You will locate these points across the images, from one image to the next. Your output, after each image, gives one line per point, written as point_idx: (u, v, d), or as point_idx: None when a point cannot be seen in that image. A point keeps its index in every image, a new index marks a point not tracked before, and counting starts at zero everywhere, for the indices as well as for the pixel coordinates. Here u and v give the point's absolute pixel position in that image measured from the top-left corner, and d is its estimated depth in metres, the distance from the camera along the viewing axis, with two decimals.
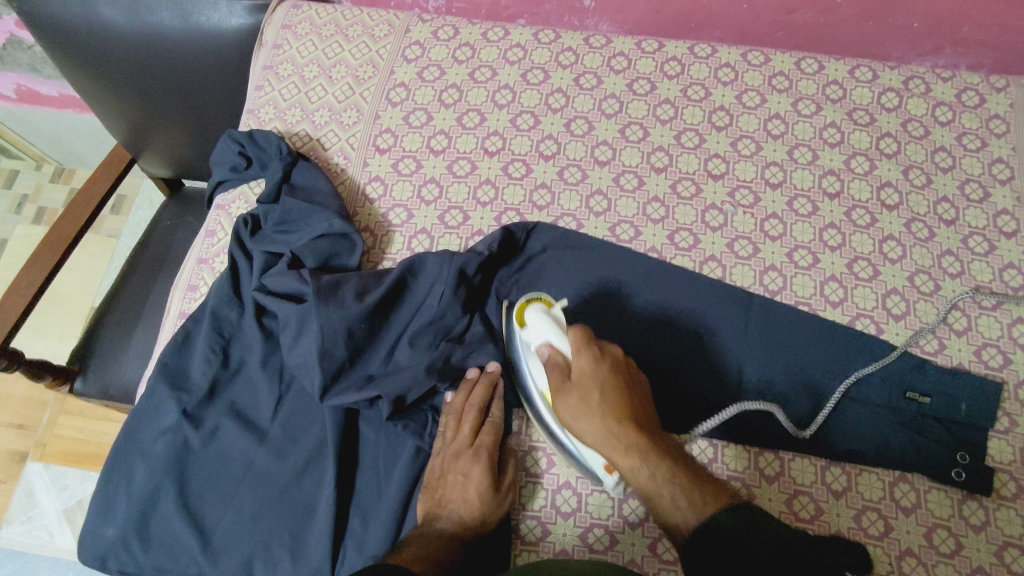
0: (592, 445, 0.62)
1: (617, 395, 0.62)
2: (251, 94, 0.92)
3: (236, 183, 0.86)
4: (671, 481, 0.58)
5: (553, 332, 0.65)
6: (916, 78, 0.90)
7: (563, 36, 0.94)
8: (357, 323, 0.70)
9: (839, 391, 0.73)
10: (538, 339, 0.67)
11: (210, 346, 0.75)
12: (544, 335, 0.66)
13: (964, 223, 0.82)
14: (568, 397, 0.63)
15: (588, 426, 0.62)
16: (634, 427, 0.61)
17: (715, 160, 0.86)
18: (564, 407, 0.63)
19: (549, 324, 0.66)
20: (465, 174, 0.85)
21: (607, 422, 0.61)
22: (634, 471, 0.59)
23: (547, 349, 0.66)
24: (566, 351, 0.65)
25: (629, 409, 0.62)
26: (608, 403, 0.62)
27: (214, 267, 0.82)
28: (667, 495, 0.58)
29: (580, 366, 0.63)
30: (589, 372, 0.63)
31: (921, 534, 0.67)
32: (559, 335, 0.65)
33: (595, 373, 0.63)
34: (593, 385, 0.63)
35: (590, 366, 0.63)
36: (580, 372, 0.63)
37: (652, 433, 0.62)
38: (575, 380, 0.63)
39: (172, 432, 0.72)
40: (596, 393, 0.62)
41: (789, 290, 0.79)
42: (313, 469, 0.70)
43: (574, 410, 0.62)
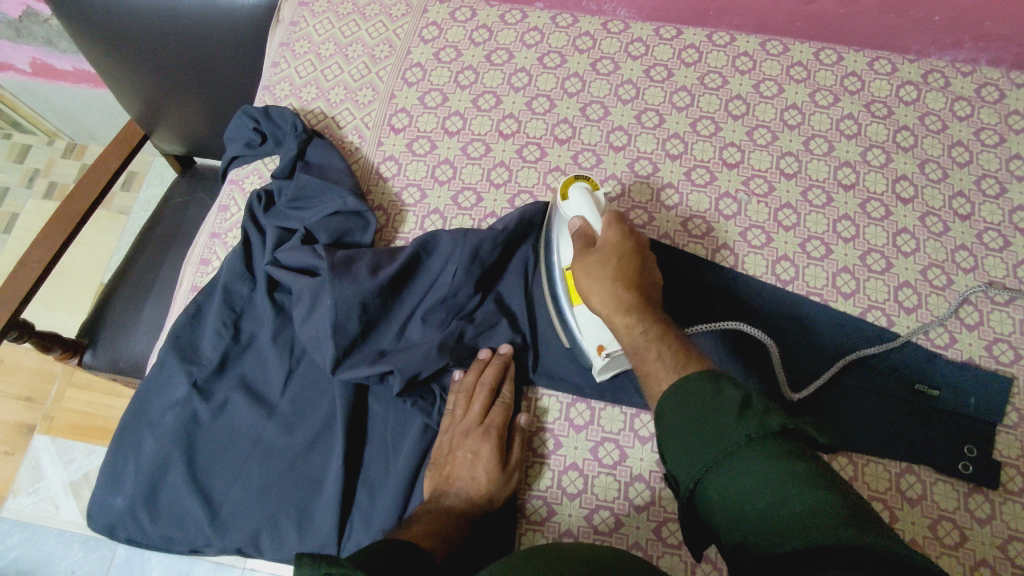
0: (594, 307, 0.63)
1: (633, 267, 0.63)
2: (267, 70, 0.92)
3: (251, 159, 0.86)
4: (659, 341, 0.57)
5: (588, 208, 0.67)
6: (935, 72, 0.89)
7: (581, 21, 0.93)
8: (370, 298, 0.71)
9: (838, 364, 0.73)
10: (573, 213, 0.68)
11: (222, 319, 0.75)
12: (580, 210, 0.67)
13: (979, 218, 0.81)
14: (588, 257, 0.64)
15: (598, 283, 0.62)
16: (640, 295, 0.62)
17: (730, 148, 0.85)
18: (581, 264, 0.64)
19: (586, 202, 0.67)
20: (479, 156, 0.85)
21: (616, 283, 0.62)
22: (631, 326, 0.60)
23: (579, 222, 0.67)
24: (597, 227, 0.66)
25: (640, 283, 0.63)
26: (623, 270, 0.63)
27: (227, 242, 0.82)
28: (655, 355, 0.57)
29: (609, 235, 0.65)
30: (614, 242, 0.64)
31: (926, 526, 0.67)
32: (594, 213, 0.67)
33: (620, 244, 0.64)
34: (613, 254, 0.64)
35: (618, 238, 0.64)
36: (606, 241, 0.65)
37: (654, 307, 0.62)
38: (599, 247, 0.64)
39: (182, 404, 0.73)
40: (616, 258, 0.63)
41: (800, 280, 0.79)
42: (321, 445, 0.71)
43: (589, 267, 0.63)
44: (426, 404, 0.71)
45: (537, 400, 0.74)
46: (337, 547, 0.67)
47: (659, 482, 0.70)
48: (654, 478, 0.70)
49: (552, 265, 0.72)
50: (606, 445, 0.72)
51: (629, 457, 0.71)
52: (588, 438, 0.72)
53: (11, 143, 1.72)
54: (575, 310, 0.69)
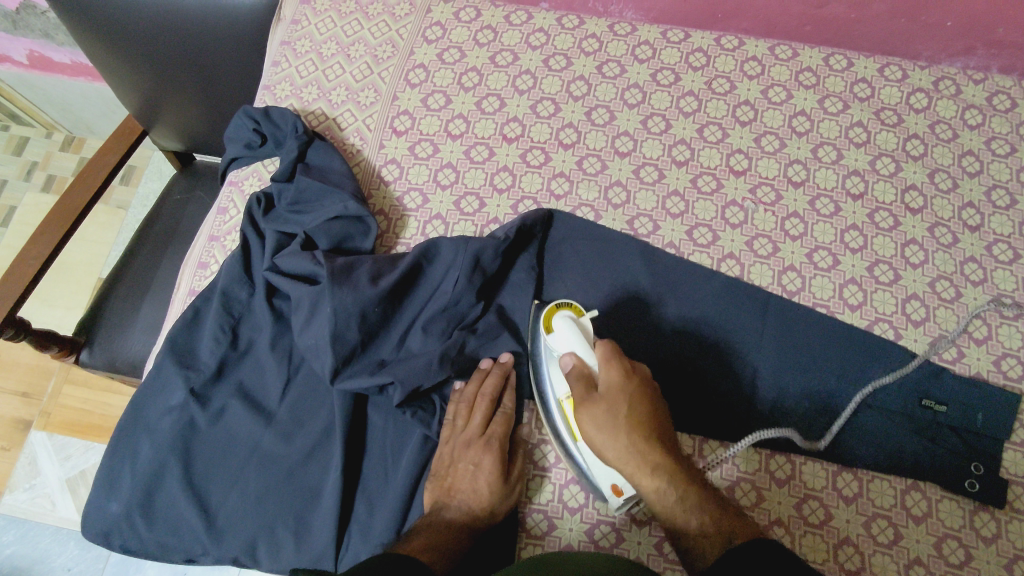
0: (610, 461, 0.60)
1: (643, 413, 0.60)
2: (268, 69, 0.90)
3: (250, 160, 0.84)
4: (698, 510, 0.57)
5: (580, 343, 0.63)
6: (946, 79, 0.88)
7: (588, 22, 0.92)
8: (370, 307, 0.69)
9: (855, 401, 0.72)
10: (564, 348, 0.65)
11: (220, 324, 0.74)
12: (571, 344, 0.64)
13: (989, 230, 0.80)
14: (592, 408, 0.61)
15: (611, 439, 0.59)
16: (660, 449, 0.59)
17: (738, 155, 0.84)
18: (588, 418, 0.61)
19: (577, 335, 0.64)
20: (482, 160, 0.83)
21: (630, 437, 0.59)
22: (660, 493, 0.58)
23: (572, 360, 0.64)
24: (594, 365, 0.63)
25: (656, 430, 0.60)
26: (635, 419, 0.60)
27: (225, 245, 0.81)
28: (695, 524, 0.57)
29: (609, 380, 0.62)
30: (617, 386, 0.61)
31: (931, 544, 0.67)
32: (586, 347, 0.63)
33: (623, 386, 0.61)
34: (621, 398, 0.61)
35: (620, 380, 0.61)
36: (608, 386, 0.61)
37: (676, 456, 0.60)
38: (602, 394, 0.61)
39: (179, 410, 0.72)
40: (623, 405, 0.60)
41: (807, 291, 0.78)
42: (320, 454, 0.70)
43: (597, 421, 0.60)
44: (427, 415, 0.70)
45: (539, 412, 0.73)
46: (334, 559, 0.66)
47: None
48: None
49: (546, 395, 0.68)
50: None
51: None
52: None
53: (9, 135, 1.71)
54: (582, 448, 0.65)
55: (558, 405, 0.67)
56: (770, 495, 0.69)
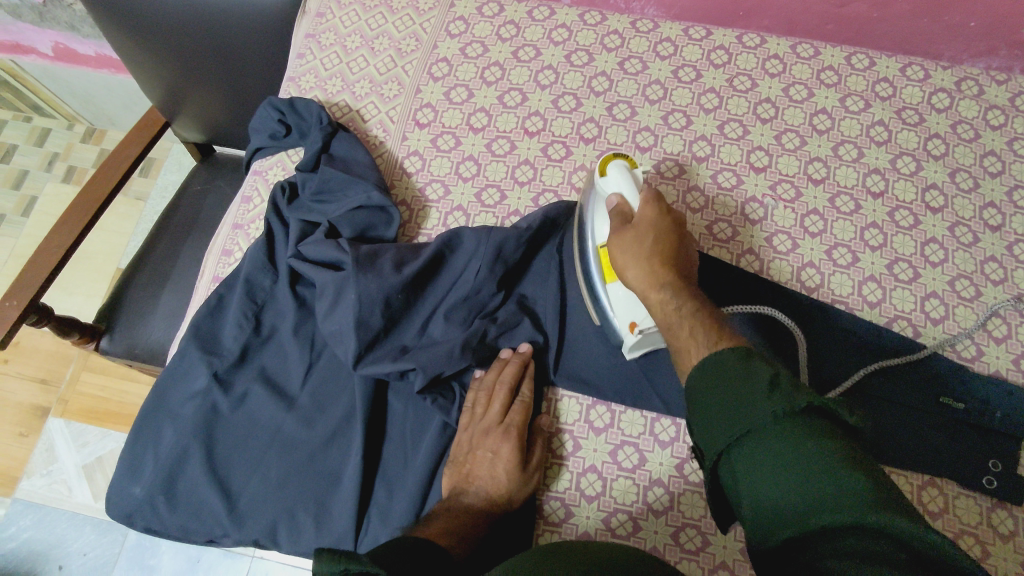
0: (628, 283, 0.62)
1: (669, 245, 0.61)
2: (293, 61, 0.92)
3: (275, 150, 0.86)
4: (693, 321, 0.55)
5: (626, 185, 0.65)
6: (969, 80, 0.88)
7: (610, 19, 0.92)
8: (394, 294, 0.70)
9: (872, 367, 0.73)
10: (612, 190, 0.67)
11: (243, 311, 0.75)
12: (620, 186, 0.66)
13: (1010, 230, 0.80)
14: (623, 233, 0.63)
15: (632, 260, 0.61)
16: (676, 273, 0.60)
17: (758, 152, 0.84)
18: (616, 243, 0.63)
19: (626, 178, 0.66)
20: (503, 153, 0.84)
21: (649, 259, 0.60)
22: (663, 302, 0.58)
23: (616, 199, 0.66)
24: (635, 204, 0.65)
25: (676, 261, 0.61)
26: (658, 247, 0.61)
27: (249, 234, 0.82)
28: (687, 332, 0.54)
29: (646, 212, 0.63)
30: (650, 219, 0.63)
31: (948, 539, 0.67)
32: (633, 190, 0.65)
33: (658, 219, 0.62)
34: (650, 229, 0.62)
35: (655, 214, 0.63)
36: (643, 216, 0.63)
37: (692, 284, 0.60)
38: (636, 224, 0.63)
39: (202, 395, 0.73)
40: (651, 233, 0.62)
41: (826, 288, 0.78)
42: (340, 440, 0.71)
43: (623, 243, 0.62)
44: (446, 402, 0.71)
45: (557, 401, 0.74)
46: (353, 542, 0.67)
47: (678, 487, 0.69)
48: (673, 483, 0.69)
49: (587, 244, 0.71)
50: (626, 448, 0.71)
51: (648, 461, 0.70)
52: (608, 441, 0.72)
53: (32, 126, 1.73)
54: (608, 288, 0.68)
55: (597, 253, 0.69)
56: None
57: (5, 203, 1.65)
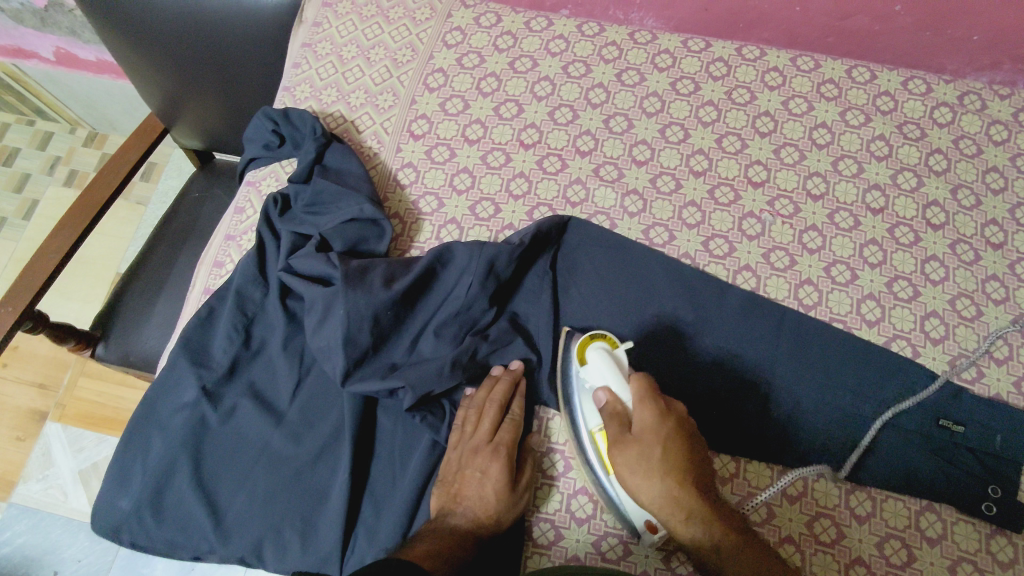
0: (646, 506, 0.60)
1: (682, 457, 0.60)
2: (288, 71, 0.91)
3: (269, 161, 0.85)
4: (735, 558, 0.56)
5: (613, 377, 0.65)
6: (971, 94, 0.86)
7: (608, 30, 0.92)
8: (384, 310, 0.69)
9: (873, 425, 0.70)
10: (598, 382, 0.66)
11: (234, 324, 0.74)
12: (606, 379, 0.65)
13: (1012, 248, 0.79)
14: (626, 447, 0.61)
15: (646, 480, 0.59)
16: (695, 492, 0.58)
17: (756, 166, 0.83)
18: (620, 457, 0.61)
19: (610, 369, 0.65)
20: (498, 166, 0.83)
21: (663, 478, 0.58)
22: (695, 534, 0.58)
23: (605, 394, 0.65)
24: (627, 401, 0.64)
25: (692, 469, 0.59)
26: (669, 461, 0.59)
27: (241, 245, 0.81)
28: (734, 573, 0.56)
29: (644, 418, 0.61)
30: (652, 426, 0.61)
31: (945, 567, 0.65)
32: (620, 381, 0.64)
33: (659, 427, 0.61)
34: (655, 441, 0.60)
35: (654, 420, 0.61)
36: (643, 426, 0.61)
37: (714, 501, 0.59)
38: (636, 434, 0.61)
39: (190, 408, 0.72)
40: (658, 448, 0.60)
41: (824, 305, 0.77)
42: (328, 456, 0.70)
43: (632, 461, 0.60)
44: (436, 419, 0.70)
45: (548, 420, 0.73)
46: (339, 562, 0.66)
47: None
48: None
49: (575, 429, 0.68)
50: None
51: None
52: None
53: (34, 130, 1.73)
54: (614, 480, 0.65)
55: (592, 439, 0.66)
56: (781, 511, 0.68)
57: (6, 207, 1.65)
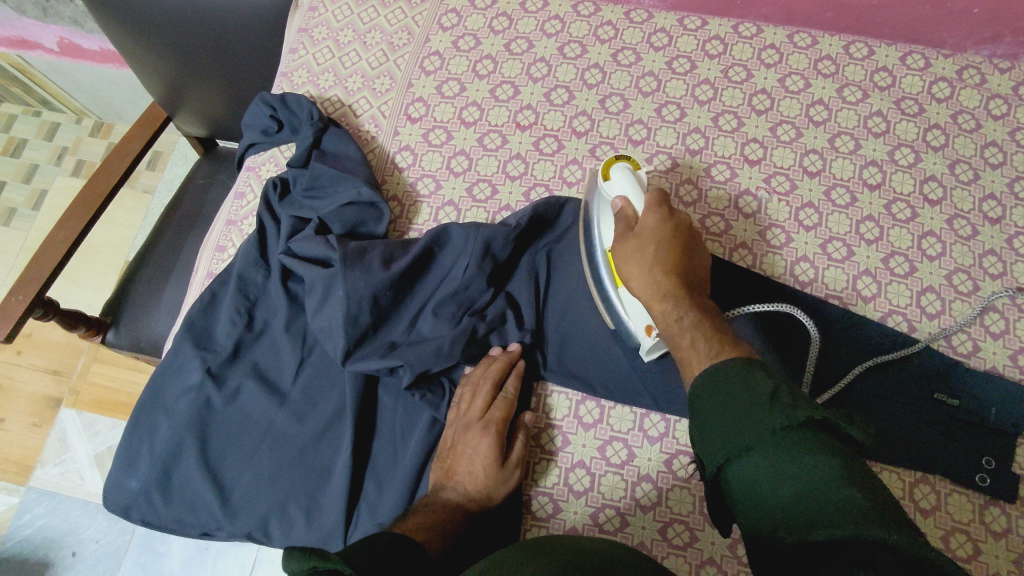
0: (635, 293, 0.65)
1: (671, 251, 0.63)
2: (285, 56, 0.92)
3: (267, 146, 0.86)
4: (694, 329, 0.57)
5: (631, 188, 0.66)
6: (970, 68, 0.86)
7: (603, 9, 0.91)
8: (382, 291, 0.70)
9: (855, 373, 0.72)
10: (616, 194, 0.68)
11: (236, 307, 0.76)
12: (624, 189, 0.67)
13: (1011, 222, 0.79)
14: (627, 244, 0.65)
15: (636, 269, 0.64)
16: (676, 281, 0.62)
17: (753, 145, 0.83)
18: (620, 253, 0.66)
19: (629, 182, 0.67)
20: (495, 147, 0.84)
21: (651, 267, 0.63)
22: (665, 313, 0.61)
23: (621, 202, 0.67)
24: (639, 207, 0.66)
25: (680, 266, 0.63)
26: (661, 256, 0.63)
27: (242, 230, 0.82)
28: (688, 339, 0.57)
29: (648, 220, 0.65)
30: (652, 228, 0.64)
31: (938, 537, 0.67)
32: (637, 193, 0.66)
33: (659, 228, 0.64)
34: (651, 238, 0.64)
35: (655, 222, 0.64)
36: (644, 225, 0.65)
37: (695, 292, 0.62)
38: (637, 232, 0.65)
39: (196, 390, 0.74)
40: (652, 243, 0.64)
41: (820, 282, 0.77)
42: (331, 433, 0.72)
43: (629, 255, 0.64)
44: (436, 397, 0.72)
45: (546, 398, 0.74)
46: (343, 536, 0.67)
47: (666, 483, 0.70)
48: (661, 478, 0.70)
49: (592, 249, 0.73)
50: (614, 444, 0.72)
51: (637, 457, 0.71)
52: (596, 437, 0.72)
53: (41, 121, 1.75)
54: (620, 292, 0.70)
55: (603, 257, 0.71)
56: None
57: (16, 197, 1.67)
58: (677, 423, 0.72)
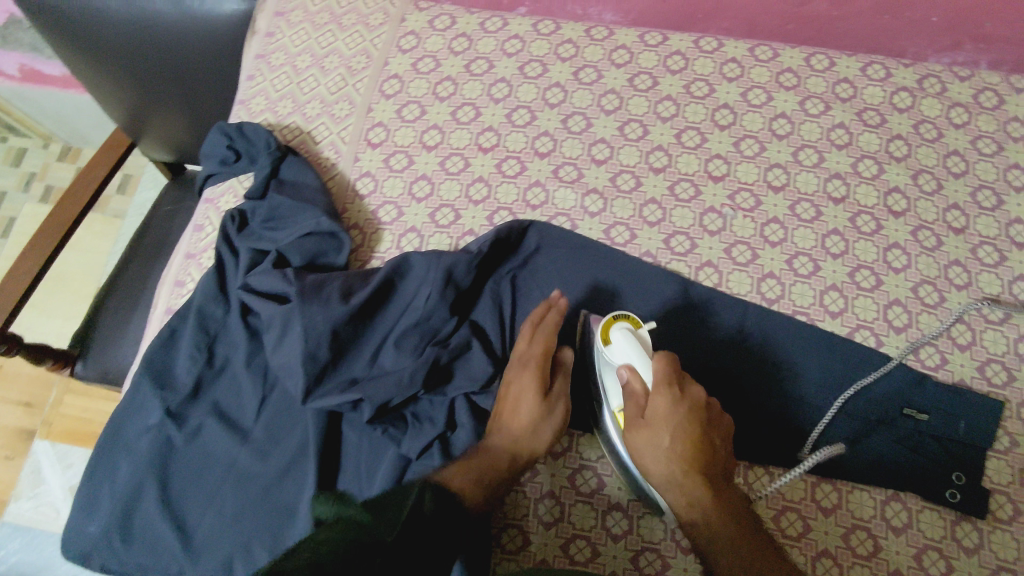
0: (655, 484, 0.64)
1: (687, 442, 0.62)
2: (243, 84, 0.90)
3: (226, 177, 0.84)
4: (731, 548, 0.58)
5: (636, 358, 0.65)
6: (931, 77, 0.86)
7: (564, 27, 0.90)
8: (341, 325, 0.69)
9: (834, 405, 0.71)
10: (620, 360, 0.66)
11: (196, 344, 0.74)
12: (629, 357, 0.66)
13: (974, 232, 0.79)
14: (640, 429, 0.64)
15: (653, 464, 0.62)
16: (701, 482, 0.61)
17: (716, 160, 0.83)
18: (631, 438, 0.64)
19: (633, 348, 0.66)
20: (457, 171, 0.83)
21: (670, 462, 0.62)
22: (694, 518, 0.61)
23: (626, 372, 0.65)
24: (647, 382, 0.65)
25: (703, 457, 0.62)
26: (677, 448, 0.62)
27: (202, 263, 0.81)
28: (724, 566, 0.58)
29: (658, 404, 0.63)
30: (664, 413, 0.63)
31: (911, 556, 0.66)
32: (642, 361, 0.65)
33: (671, 414, 0.63)
34: (665, 426, 0.63)
35: (666, 408, 0.63)
36: (655, 410, 0.63)
37: (720, 491, 0.61)
38: (650, 419, 0.63)
39: (156, 429, 0.72)
40: (666, 434, 0.62)
41: (787, 298, 0.77)
42: (295, 471, 0.70)
43: (643, 444, 0.63)
44: (399, 431, 0.69)
45: None
46: None
47: (637, 511, 0.69)
48: (631, 506, 0.69)
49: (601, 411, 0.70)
50: (583, 473, 0.71)
51: (607, 485, 0.71)
52: (566, 466, 0.72)
53: (7, 147, 1.72)
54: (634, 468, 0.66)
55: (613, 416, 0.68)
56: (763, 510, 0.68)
57: None
58: None
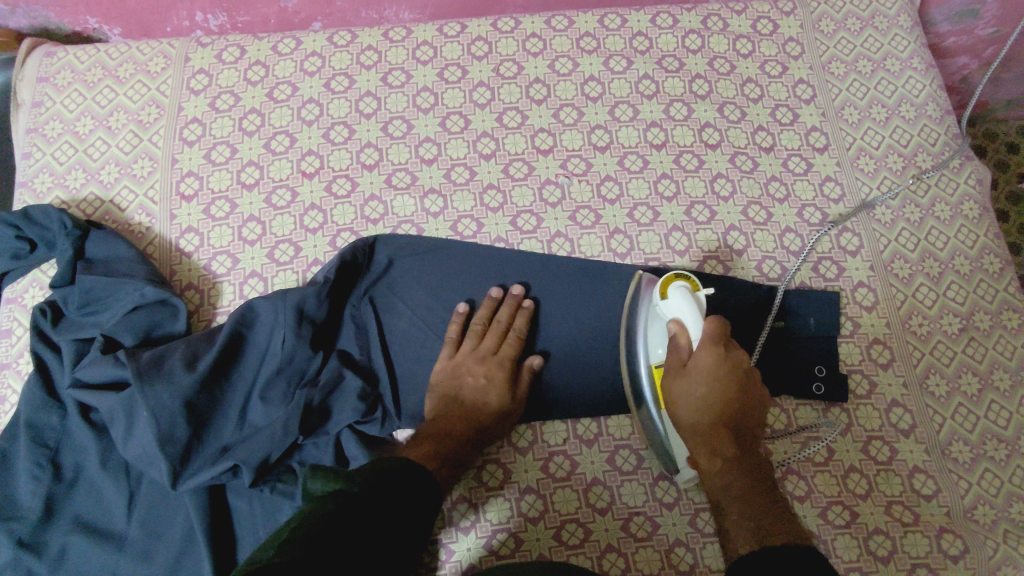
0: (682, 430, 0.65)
1: (727, 395, 0.63)
2: (20, 165, 0.82)
3: (25, 271, 0.76)
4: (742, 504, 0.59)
5: (688, 313, 0.66)
6: (713, 16, 0.92)
7: (361, 34, 0.88)
8: (193, 395, 0.64)
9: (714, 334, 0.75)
10: (673, 314, 0.67)
11: (35, 461, 0.66)
12: (681, 312, 0.66)
13: (781, 147, 0.85)
14: (678, 378, 0.66)
15: (684, 409, 0.65)
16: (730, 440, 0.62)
17: (541, 135, 0.84)
18: (672, 385, 0.66)
19: (688, 305, 0.66)
20: (286, 204, 0.79)
21: (702, 408, 0.64)
22: (714, 470, 0.62)
23: (676, 326, 0.67)
24: (695, 338, 0.66)
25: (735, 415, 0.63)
26: (711, 399, 0.64)
27: (20, 371, 0.72)
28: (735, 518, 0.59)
29: (702, 355, 0.64)
30: (705, 366, 0.64)
31: (797, 451, 0.71)
32: (695, 319, 0.66)
33: (712, 370, 0.64)
34: (705, 378, 0.64)
35: (710, 363, 0.64)
36: (699, 361, 0.65)
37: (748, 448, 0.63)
38: (693, 368, 0.65)
39: (11, 568, 0.63)
40: (704, 386, 0.64)
41: (637, 249, 0.80)
42: (187, 561, 0.63)
43: (681, 390, 0.65)
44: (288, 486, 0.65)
45: None
46: None
47: (548, 487, 0.69)
48: (542, 484, 0.70)
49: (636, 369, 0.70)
50: (488, 468, 0.70)
51: (514, 472, 0.70)
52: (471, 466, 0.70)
53: None
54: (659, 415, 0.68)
55: (648, 372, 0.69)
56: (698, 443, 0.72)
57: None
58: (542, 426, 0.72)
